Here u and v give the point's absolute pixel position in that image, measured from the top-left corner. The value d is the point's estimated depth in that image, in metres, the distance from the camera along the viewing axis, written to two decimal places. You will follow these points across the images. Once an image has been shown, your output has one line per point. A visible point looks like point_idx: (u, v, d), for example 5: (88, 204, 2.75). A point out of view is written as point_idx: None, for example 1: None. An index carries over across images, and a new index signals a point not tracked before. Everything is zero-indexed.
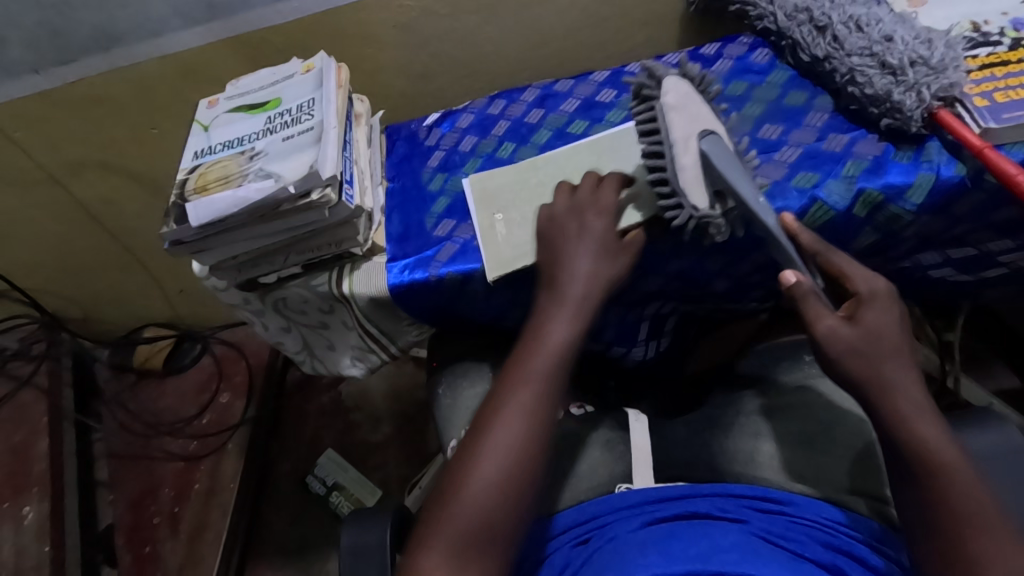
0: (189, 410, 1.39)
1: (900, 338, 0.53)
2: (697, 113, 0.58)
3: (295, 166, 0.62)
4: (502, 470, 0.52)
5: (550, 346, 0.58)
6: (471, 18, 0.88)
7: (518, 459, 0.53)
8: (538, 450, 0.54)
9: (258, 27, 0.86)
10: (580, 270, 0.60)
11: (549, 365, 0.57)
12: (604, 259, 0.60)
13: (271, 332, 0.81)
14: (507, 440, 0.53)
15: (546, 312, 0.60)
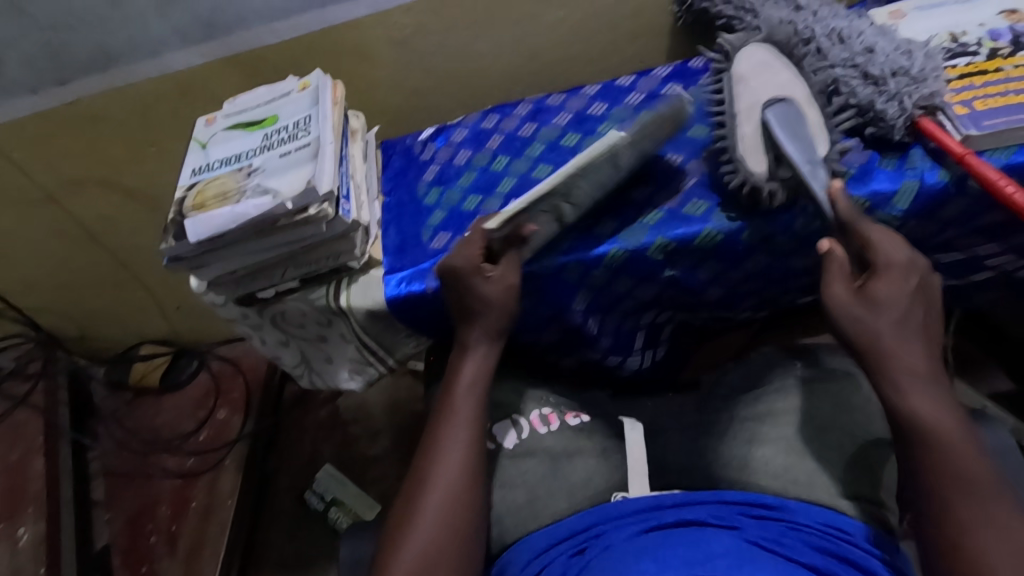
0: (186, 426, 1.39)
1: (905, 307, 0.52)
2: (784, 80, 0.66)
3: (292, 181, 0.63)
4: (433, 528, 0.55)
5: (468, 396, 0.62)
6: (465, 34, 0.90)
7: (447, 521, 0.55)
8: (462, 512, 0.56)
9: (254, 46, 0.87)
10: (484, 324, 0.64)
11: (471, 416, 0.61)
12: (494, 306, 0.63)
13: (270, 346, 0.82)
14: (438, 496, 0.57)
15: (458, 364, 0.64)
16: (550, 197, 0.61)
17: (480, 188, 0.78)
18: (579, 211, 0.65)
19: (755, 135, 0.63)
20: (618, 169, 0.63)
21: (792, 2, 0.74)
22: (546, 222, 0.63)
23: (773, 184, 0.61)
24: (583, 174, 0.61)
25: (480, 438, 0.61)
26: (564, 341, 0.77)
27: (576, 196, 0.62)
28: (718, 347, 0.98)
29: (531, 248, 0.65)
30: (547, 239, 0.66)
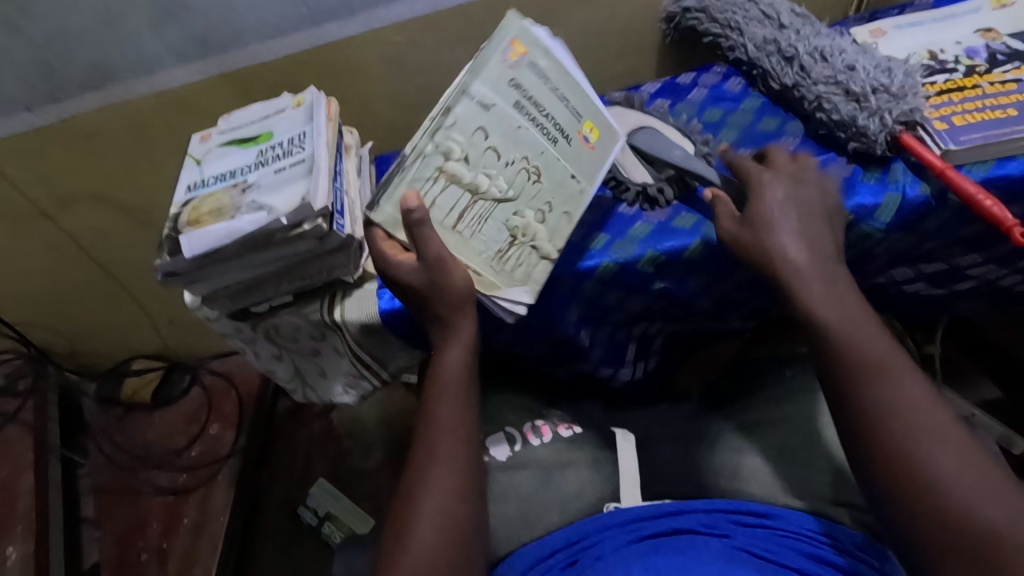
0: (178, 442, 1.38)
1: (785, 213, 0.59)
2: (627, 114, 0.76)
3: (287, 198, 0.64)
4: (427, 541, 0.54)
5: (450, 395, 0.60)
6: (457, 50, 0.91)
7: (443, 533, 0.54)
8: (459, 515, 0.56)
9: (249, 63, 0.88)
10: (465, 323, 0.60)
11: (457, 419, 0.60)
12: (440, 291, 0.59)
13: (263, 360, 0.83)
14: (431, 508, 0.56)
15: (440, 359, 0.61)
16: (421, 162, 0.61)
17: None
18: (488, 175, 0.63)
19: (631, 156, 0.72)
20: (495, 117, 0.63)
21: (777, 20, 0.76)
22: (453, 198, 0.62)
23: (658, 183, 0.69)
24: (444, 132, 0.62)
25: (470, 445, 0.59)
26: (555, 353, 0.78)
27: (458, 155, 0.62)
28: (709, 358, 0.99)
29: (459, 232, 0.62)
30: (479, 220, 0.63)
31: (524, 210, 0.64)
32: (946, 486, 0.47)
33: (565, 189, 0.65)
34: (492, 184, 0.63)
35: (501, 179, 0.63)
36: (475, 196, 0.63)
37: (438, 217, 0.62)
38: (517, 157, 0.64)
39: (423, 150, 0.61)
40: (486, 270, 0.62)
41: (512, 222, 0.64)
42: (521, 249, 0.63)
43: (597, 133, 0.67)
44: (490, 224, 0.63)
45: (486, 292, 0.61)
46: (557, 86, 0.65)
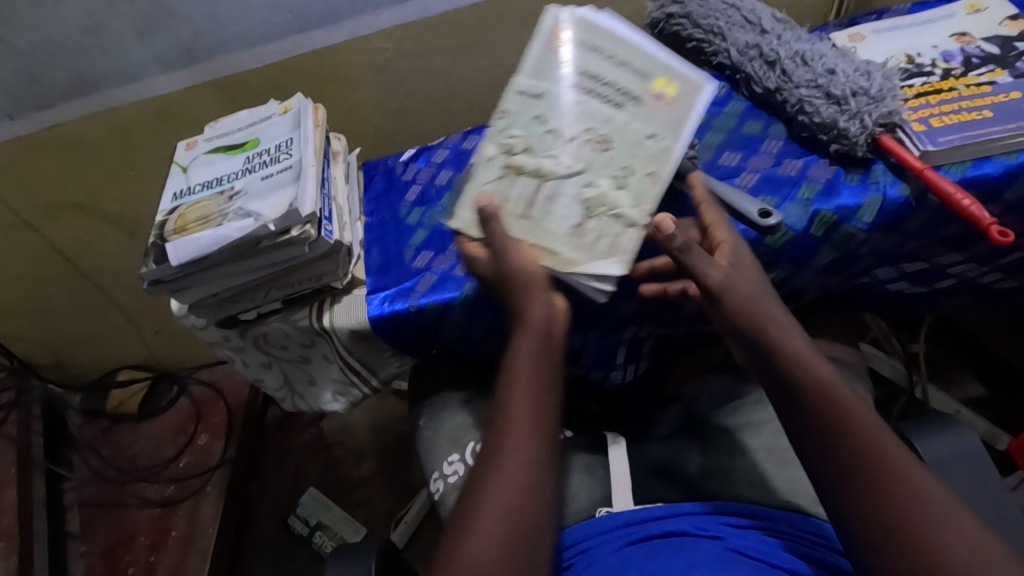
0: (166, 453, 1.37)
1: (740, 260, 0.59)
2: None
3: (274, 204, 0.64)
4: (495, 529, 0.51)
5: (522, 386, 0.57)
6: (444, 57, 0.91)
7: (511, 525, 0.51)
8: (526, 513, 0.52)
9: (235, 71, 0.88)
10: (535, 308, 0.59)
11: (528, 409, 0.56)
12: (521, 275, 0.59)
13: (252, 369, 0.83)
14: (500, 494, 0.53)
15: (516, 347, 0.59)
16: (487, 164, 0.64)
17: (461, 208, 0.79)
18: (552, 156, 0.63)
19: None
20: (546, 104, 0.65)
21: (758, 25, 0.77)
22: (524, 185, 0.63)
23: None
24: (503, 131, 0.65)
25: (543, 438, 0.56)
26: None
27: (521, 147, 0.64)
28: None
29: (534, 217, 0.61)
30: (552, 200, 0.62)
31: (599, 179, 0.63)
32: (911, 517, 0.46)
33: (642, 151, 0.63)
34: (558, 162, 0.63)
35: (569, 156, 0.63)
36: (546, 179, 0.63)
37: (510, 208, 0.62)
38: (580, 131, 0.64)
39: (487, 153, 0.64)
40: (564, 248, 0.61)
41: (588, 194, 0.62)
42: (603, 219, 0.61)
43: (669, 86, 0.65)
44: (561, 202, 0.62)
45: (564, 270, 0.60)
46: (620, 55, 0.66)
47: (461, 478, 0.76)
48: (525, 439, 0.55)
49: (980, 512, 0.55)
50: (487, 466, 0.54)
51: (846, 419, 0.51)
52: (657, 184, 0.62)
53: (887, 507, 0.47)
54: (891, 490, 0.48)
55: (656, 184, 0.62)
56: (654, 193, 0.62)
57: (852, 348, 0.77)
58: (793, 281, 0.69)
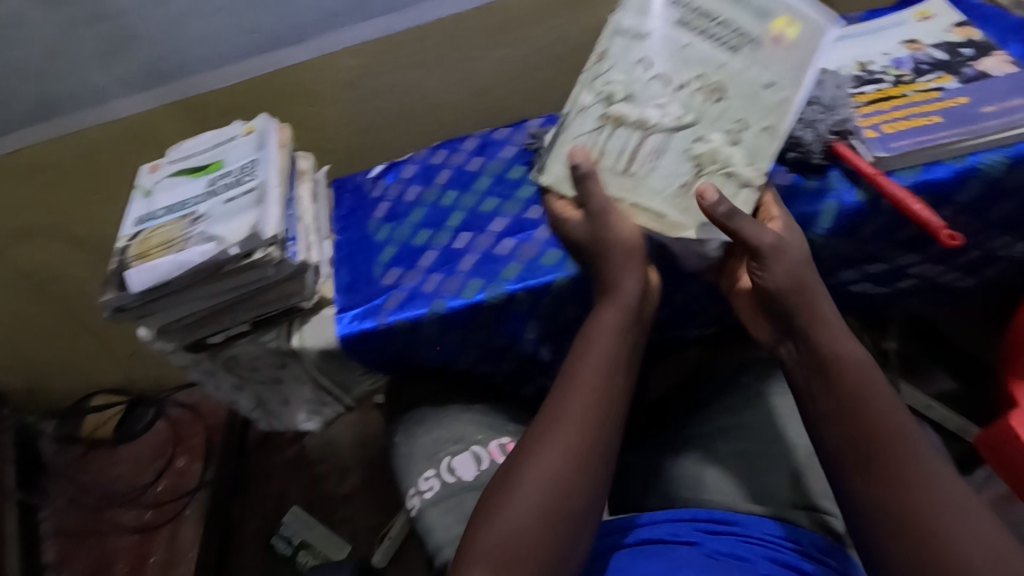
0: (144, 477, 1.35)
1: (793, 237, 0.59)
2: None
3: (237, 227, 0.63)
4: (542, 490, 0.53)
5: (597, 356, 0.59)
6: (411, 73, 0.91)
7: (559, 485, 0.54)
8: (576, 477, 0.54)
9: (199, 91, 0.87)
10: (629, 280, 0.61)
11: (598, 379, 0.58)
12: (614, 242, 0.61)
13: (224, 392, 0.82)
14: (550, 460, 0.55)
15: (600, 313, 0.61)
16: (584, 114, 0.67)
17: (429, 223, 0.79)
18: (658, 106, 0.65)
19: None
20: (661, 47, 0.65)
21: None
22: (620, 139, 0.65)
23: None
24: (602, 79, 0.67)
25: (607, 408, 0.58)
26: (519, 369, 0.79)
27: (619, 95, 0.66)
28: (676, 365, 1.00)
29: (630, 171, 0.64)
30: (655, 154, 0.64)
31: (708, 134, 0.63)
32: (923, 504, 0.47)
33: (754, 103, 0.62)
34: (662, 114, 0.64)
35: (673, 106, 0.64)
36: (646, 131, 0.64)
37: (604, 160, 0.65)
38: (689, 78, 0.65)
39: (585, 103, 0.67)
40: (669, 209, 0.62)
41: (695, 148, 0.63)
42: (707, 177, 0.62)
43: (792, 25, 0.62)
44: (665, 157, 0.63)
45: (666, 232, 0.62)
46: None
47: (436, 494, 0.76)
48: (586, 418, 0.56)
49: None
50: (543, 425, 0.57)
51: (865, 407, 0.51)
52: (774, 141, 0.61)
53: (899, 492, 0.48)
54: (905, 476, 0.48)
55: (771, 143, 0.61)
56: (770, 149, 0.61)
57: None
58: None
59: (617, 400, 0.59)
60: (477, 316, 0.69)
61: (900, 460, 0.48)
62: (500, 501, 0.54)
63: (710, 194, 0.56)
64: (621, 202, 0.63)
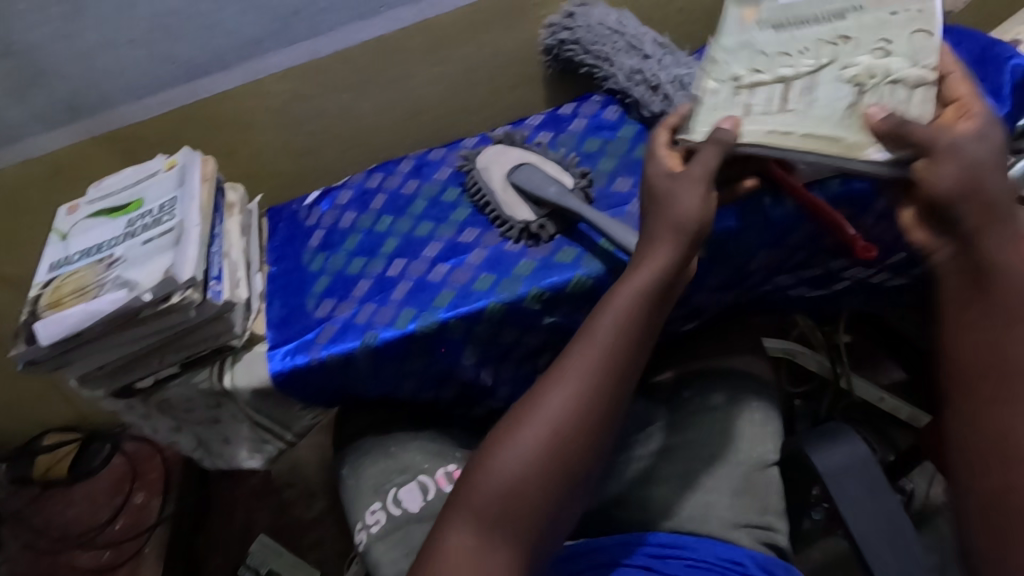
0: (102, 516, 1.31)
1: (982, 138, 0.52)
2: (510, 156, 0.76)
3: (152, 271, 0.61)
4: (535, 447, 0.54)
5: (617, 310, 0.57)
6: (342, 95, 0.89)
7: (558, 433, 0.54)
8: (578, 428, 0.55)
9: (122, 124, 0.84)
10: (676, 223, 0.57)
11: (614, 333, 0.57)
12: (674, 203, 0.58)
13: (164, 433, 0.80)
14: (556, 405, 0.55)
15: (640, 257, 0.59)
16: (714, 92, 0.64)
17: (364, 251, 0.78)
18: (790, 66, 0.63)
19: (515, 197, 0.72)
20: (767, 40, 0.66)
21: (641, 50, 0.78)
22: (766, 93, 0.62)
23: (541, 220, 0.69)
24: (722, 67, 0.66)
25: (621, 364, 0.57)
26: (462, 395, 0.78)
27: (747, 73, 0.64)
28: None
29: (788, 111, 0.60)
30: (810, 90, 0.60)
31: (855, 59, 0.60)
32: None
33: (894, 23, 0.60)
34: (796, 67, 0.62)
35: (808, 57, 0.62)
36: (788, 80, 0.62)
37: (754, 112, 0.61)
38: (810, 43, 0.63)
39: (710, 88, 0.65)
40: (845, 132, 0.57)
41: (850, 71, 0.59)
42: (876, 90, 0.57)
43: None
44: (823, 89, 0.60)
45: (851, 154, 0.55)
46: None
47: (382, 528, 0.75)
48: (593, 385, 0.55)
49: (868, 525, 0.56)
50: (555, 372, 0.57)
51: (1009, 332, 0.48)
52: (931, 39, 0.58)
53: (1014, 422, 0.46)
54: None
55: (931, 37, 0.58)
56: (932, 45, 0.57)
57: (762, 357, 0.78)
58: (690, 300, 0.72)
59: (630, 370, 0.57)
60: (412, 349, 0.68)
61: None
62: (502, 442, 0.55)
63: (883, 116, 0.55)
64: (787, 136, 0.58)
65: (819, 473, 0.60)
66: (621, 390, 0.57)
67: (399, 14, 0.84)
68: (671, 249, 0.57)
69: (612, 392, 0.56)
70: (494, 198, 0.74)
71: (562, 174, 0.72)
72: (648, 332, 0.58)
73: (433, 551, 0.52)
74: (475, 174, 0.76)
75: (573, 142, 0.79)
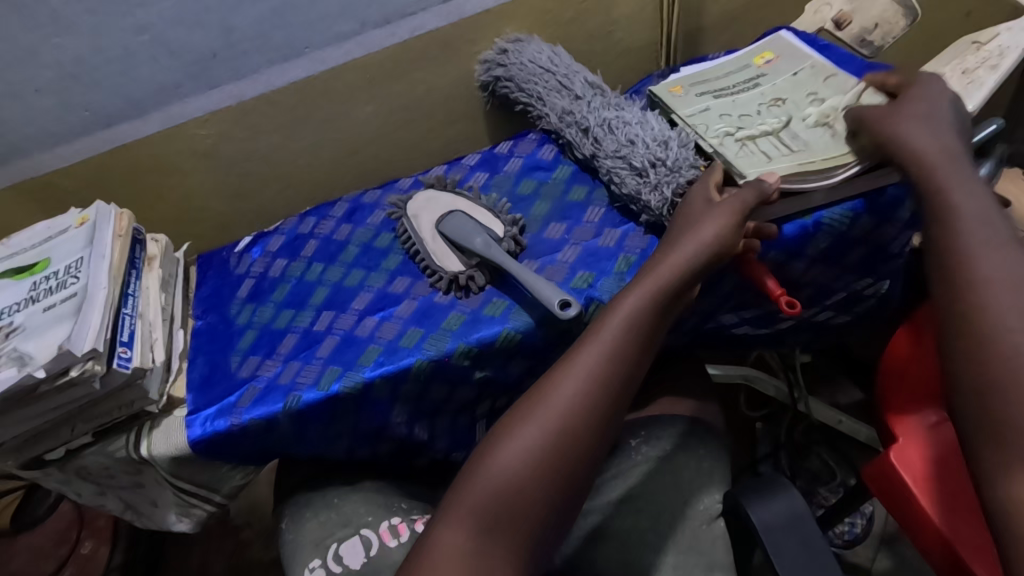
0: (46, 567, 1.26)
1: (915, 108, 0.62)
2: (439, 202, 0.74)
3: (48, 343, 0.57)
4: (535, 447, 0.52)
5: (623, 314, 0.56)
6: (273, 136, 0.86)
7: (558, 434, 0.52)
8: (580, 428, 0.53)
9: (37, 173, 0.80)
10: (704, 231, 0.58)
11: (619, 337, 0.55)
12: (693, 218, 0.61)
13: (87, 497, 0.76)
14: (559, 404, 0.53)
15: (651, 265, 0.59)
16: (722, 147, 0.67)
17: (293, 301, 0.75)
18: (762, 120, 0.68)
19: (444, 246, 0.70)
20: (720, 107, 0.71)
21: (571, 90, 0.77)
22: (768, 144, 0.66)
23: (469, 270, 0.67)
24: (710, 131, 0.68)
25: (623, 370, 0.55)
26: (401, 449, 0.75)
27: (734, 130, 0.68)
28: None
29: (798, 152, 0.64)
30: (795, 137, 0.66)
31: (806, 109, 0.69)
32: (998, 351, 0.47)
33: (807, 79, 0.72)
34: (769, 120, 0.68)
35: (770, 114, 0.69)
36: (777, 132, 0.67)
37: (772, 157, 0.64)
38: (756, 104, 0.71)
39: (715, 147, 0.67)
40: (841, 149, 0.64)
41: (812, 119, 0.67)
42: (839, 121, 0.66)
43: (768, 55, 0.77)
44: (803, 131, 0.66)
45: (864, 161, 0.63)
46: (719, 69, 0.77)
47: None
48: (596, 388, 0.54)
49: None
50: (557, 372, 0.56)
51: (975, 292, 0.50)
52: (844, 82, 0.70)
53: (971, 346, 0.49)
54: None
55: (840, 80, 0.70)
56: (845, 84, 0.70)
57: (705, 399, 0.77)
58: None
59: (635, 374, 0.56)
60: (339, 408, 0.66)
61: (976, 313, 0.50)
62: (502, 439, 0.53)
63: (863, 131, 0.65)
64: (812, 163, 0.63)
65: (755, 527, 0.57)
66: (624, 394, 0.55)
67: (325, 54, 0.81)
68: (683, 259, 0.58)
69: (616, 395, 0.55)
70: (424, 247, 0.71)
71: (492, 219, 0.70)
72: (654, 338, 0.57)
73: (427, 544, 0.50)
74: (405, 221, 0.74)
75: (508, 183, 0.77)
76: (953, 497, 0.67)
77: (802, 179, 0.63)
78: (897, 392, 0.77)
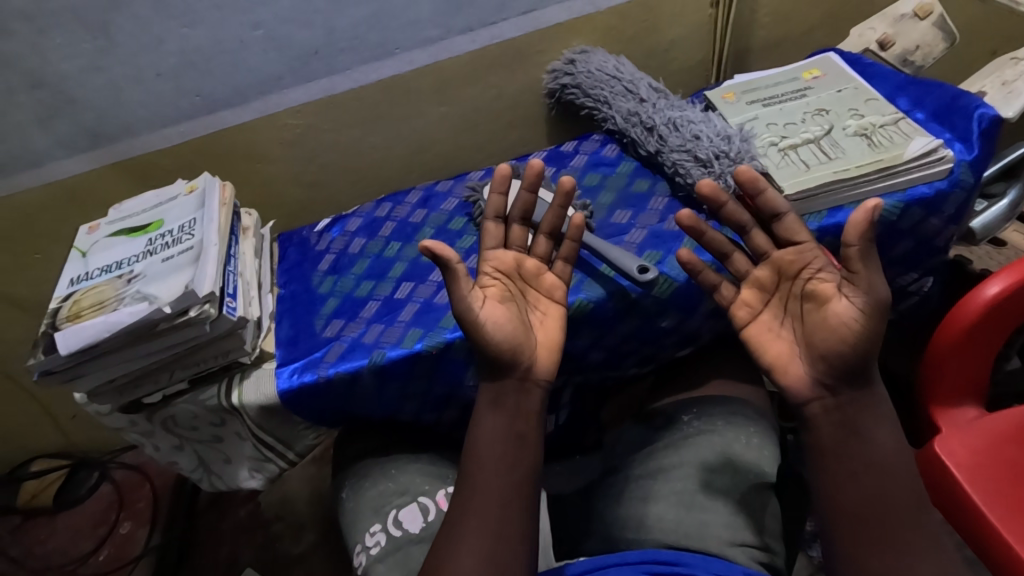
0: (84, 547, 1.27)
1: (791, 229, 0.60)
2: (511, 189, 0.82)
3: (171, 286, 0.64)
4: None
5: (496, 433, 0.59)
6: (355, 131, 0.94)
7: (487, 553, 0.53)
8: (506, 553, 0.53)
9: (143, 152, 0.87)
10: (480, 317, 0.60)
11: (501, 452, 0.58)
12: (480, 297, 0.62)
13: (162, 453, 0.78)
14: (473, 527, 0.54)
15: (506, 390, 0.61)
16: (766, 154, 0.72)
17: (372, 274, 0.81)
18: (805, 131, 0.74)
19: None
20: (767, 118, 0.77)
21: (636, 94, 0.85)
22: (809, 151, 0.71)
23: None
24: (758, 139, 0.74)
25: (517, 485, 0.57)
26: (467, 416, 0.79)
27: (779, 138, 0.74)
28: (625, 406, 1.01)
29: (835, 158, 0.69)
30: (835, 143, 0.71)
31: (847, 121, 0.74)
32: (879, 478, 0.51)
33: (850, 97, 0.77)
34: (811, 131, 0.73)
35: (813, 124, 0.74)
36: (817, 141, 0.72)
37: (813, 164, 0.70)
38: (802, 116, 0.76)
39: (760, 152, 0.73)
40: (878, 155, 0.68)
41: (852, 128, 0.72)
42: (878, 133, 0.71)
43: (815, 73, 0.83)
44: (844, 141, 0.71)
45: (897, 166, 0.67)
46: (769, 83, 0.83)
47: (381, 549, 0.73)
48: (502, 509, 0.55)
49: None
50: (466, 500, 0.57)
51: (889, 473, 0.52)
52: (883, 102, 0.76)
53: (860, 477, 0.52)
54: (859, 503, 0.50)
55: (878, 100, 0.76)
56: (886, 103, 0.75)
57: (755, 385, 0.80)
58: (683, 325, 0.74)
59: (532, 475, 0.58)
60: (417, 364, 0.70)
61: (849, 435, 0.53)
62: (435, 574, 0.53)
63: (903, 140, 0.69)
64: (846, 170, 0.68)
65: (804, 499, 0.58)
66: (527, 501, 0.57)
67: (410, 56, 0.89)
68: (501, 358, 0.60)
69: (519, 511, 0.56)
70: None
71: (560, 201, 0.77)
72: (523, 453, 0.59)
73: None
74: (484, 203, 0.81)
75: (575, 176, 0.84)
76: (1008, 505, 0.68)
77: (838, 186, 0.68)
78: (941, 386, 0.77)
